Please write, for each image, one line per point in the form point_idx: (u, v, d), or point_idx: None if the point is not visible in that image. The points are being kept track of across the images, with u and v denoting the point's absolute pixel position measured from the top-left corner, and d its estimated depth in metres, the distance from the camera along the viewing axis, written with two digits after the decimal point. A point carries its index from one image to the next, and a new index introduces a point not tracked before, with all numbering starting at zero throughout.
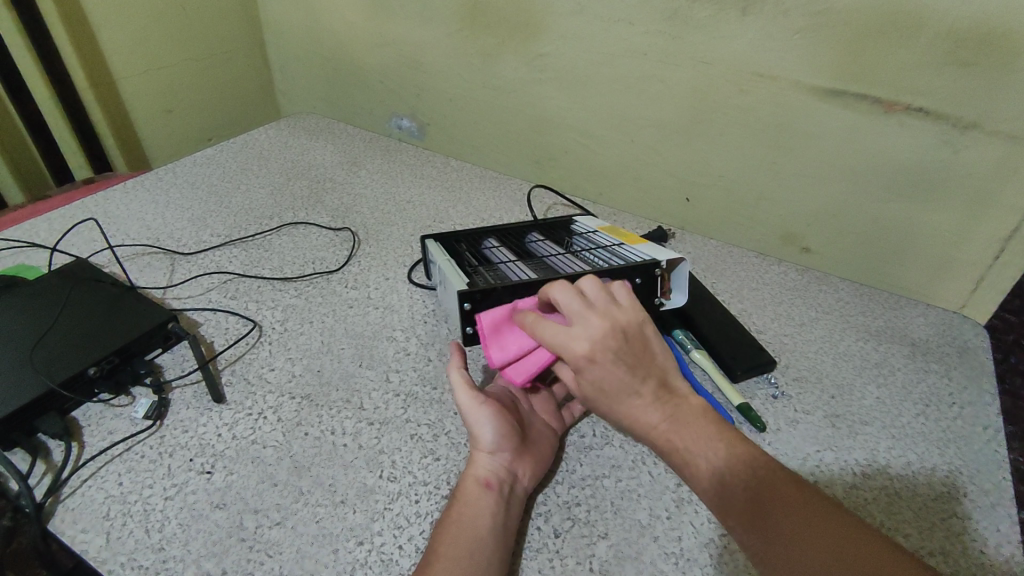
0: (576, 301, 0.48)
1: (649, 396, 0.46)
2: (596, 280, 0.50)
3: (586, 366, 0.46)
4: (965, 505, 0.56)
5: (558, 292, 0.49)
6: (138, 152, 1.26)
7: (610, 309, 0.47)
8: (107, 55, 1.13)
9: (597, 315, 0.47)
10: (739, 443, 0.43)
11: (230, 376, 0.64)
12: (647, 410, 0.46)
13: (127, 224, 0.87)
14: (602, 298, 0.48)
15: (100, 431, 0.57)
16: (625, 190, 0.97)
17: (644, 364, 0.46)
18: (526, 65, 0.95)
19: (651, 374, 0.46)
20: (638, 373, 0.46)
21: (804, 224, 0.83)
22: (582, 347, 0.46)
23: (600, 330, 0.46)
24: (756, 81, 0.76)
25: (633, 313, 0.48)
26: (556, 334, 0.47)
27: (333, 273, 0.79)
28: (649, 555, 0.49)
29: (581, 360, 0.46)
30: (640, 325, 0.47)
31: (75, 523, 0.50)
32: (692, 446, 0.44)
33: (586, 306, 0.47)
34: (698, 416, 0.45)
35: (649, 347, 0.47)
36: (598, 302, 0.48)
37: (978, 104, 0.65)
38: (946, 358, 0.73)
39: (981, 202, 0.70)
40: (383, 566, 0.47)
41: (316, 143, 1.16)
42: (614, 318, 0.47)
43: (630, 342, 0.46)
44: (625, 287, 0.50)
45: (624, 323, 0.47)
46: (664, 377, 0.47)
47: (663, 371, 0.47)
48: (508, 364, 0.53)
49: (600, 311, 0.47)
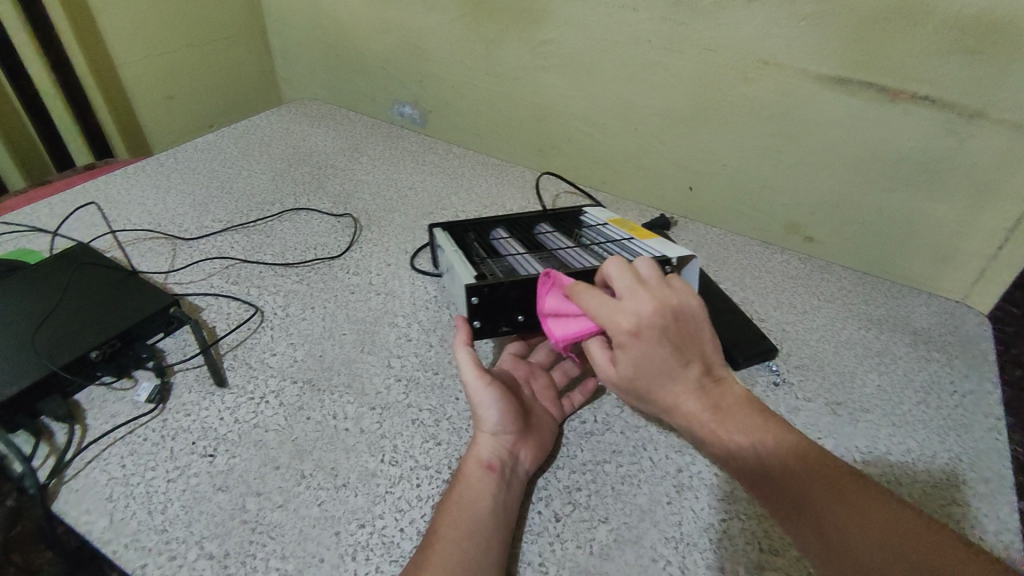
0: (627, 278, 0.47)
1: (692, 384, 0.44)
2: (652, 264, 0.49)
3: (626, 342, 0.44)
4: (965, 492, 0.56)
5: (612, 267, 0.48)
6: (140, 138, 1.26)
7: (660, 290, 0.46)
8: (107, 40, 1.12)
9: (646, 291, 0.45)
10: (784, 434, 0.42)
11: (232, 360, 0.64)
12: (687, 397, 0.44)
13: (128, 209, 0.87)
14: (653, 279, 0.47)
15: (103, 414, 0.58)
16: (628, 178, 0.97)
17: (689, 347, 0.45)
18: (529, 52, 0.94)
19: (697, 358, 0.45)
20: (682, 357, 0.44)
21: (807, 213, 0.83)
22: (624, 322, 0.44)
23: (649, 307, 0.44)
24: (760, 69, 0.76)
25: (684, 296, 0.46)
26: (602, 305, 0.46)
27: (335, 259, 0.79)
28: (648, 540, 0.50)
29: (621, 336, 0.44)
30: (688, 308, 0.45)
31: (79, 504, 0.50)
32: (740, 438, 0.42)
33: (638, 282, 0.46)
34: (746, 408, 0.44)
35: (698, 334, 0.45)
36: (650, 283, 0.47)
37: (985, 91, 0.64)
38: (948, 347, 0.73)
39: (986, 192, 0.69)
40: (385, 548, 0.48)
41: (318, 129, 1.15)
42: (663, 298, 0.45)
43: (676, 323, 0.45)
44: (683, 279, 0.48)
45: (674, 302, 0.45)
46: (709, 365, 0.45)
47: (709, 359, 0.45)
48: (552, 317, 0.51)
49: (650, 290, 0.46)
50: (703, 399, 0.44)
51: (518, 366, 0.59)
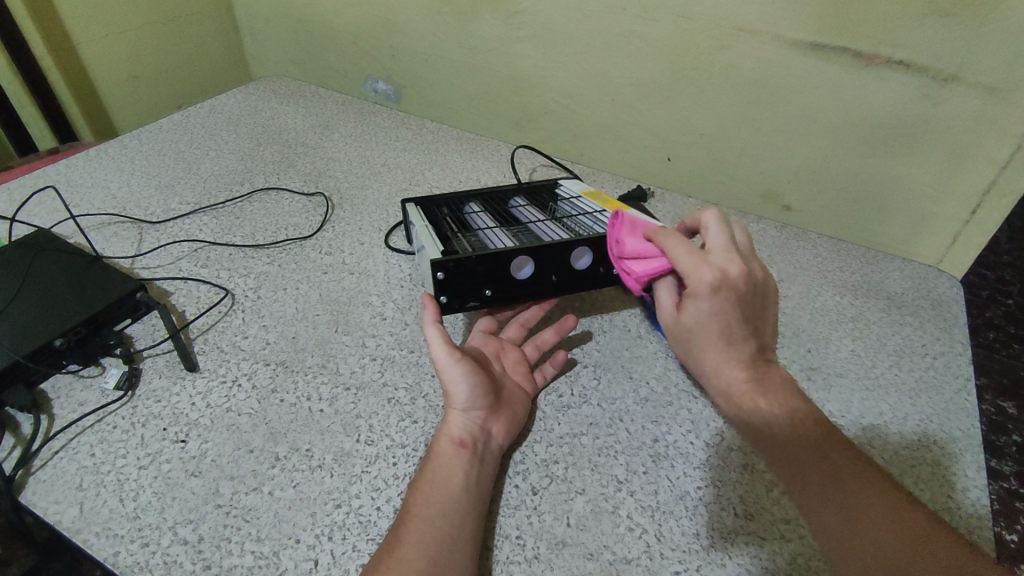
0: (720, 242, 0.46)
1: (740, 353, 0.44)
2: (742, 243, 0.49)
3: (701, 294, 0.43)
4: (936, 452, 0.57)
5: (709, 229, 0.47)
6: (105, 120, 1.21)
7: (746, 262, 0.46)
8: (64, 18, 1.07)
9: (739, 258, 0.45)
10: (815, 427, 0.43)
11: (202, 345, 0.62)
12: (734, 366, 0.45)
13: (91, 194, 0.84)
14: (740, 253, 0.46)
15: (70, 402, 0.56)
16: (605, 150, 0.95)
17: (754, 320, 0.45)
18: (503, 23, 0.92)
19: (752, 333, 0.45)
20: (744, 325, 0.44)
21: (785, 181, 0.83)
22: (709, 276, 0.43)
23: (736, 271, 0.44)
24: (737, 36, 0.74)
25: (764, 276, 0.46)
26: (688, 259, 0.45)
27: (307, 239, 0.77)
28: (625, 509, 0.50)
29: (699, 288, 0.43)
30: (763, 287, 0.45)
31: (48, 495, 0.49)
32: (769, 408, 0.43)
33: (728, 249, 0.45)
34: (783, 387, 0.44)
35: (764, 311, 0.46)
36: (739, 253, 0.46)
37: (960, 53, 0.64)
38: (921, 311, 0.74)
39: (961, 155, 0.69)
40: (362, 527, 0.47)
41: (287, 107, 1.12)
42: (749, 269, 0.45)
43: (753, 294, 0.44)
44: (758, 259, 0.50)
45: (756, 278, 0.45)
46: (763, 343, 0.45)
47: (766, 340, 0.45)
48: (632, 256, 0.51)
49: (740, 259, 0.45)
50: (749, 367, 0.45)
51: (488, 343, 0.59)
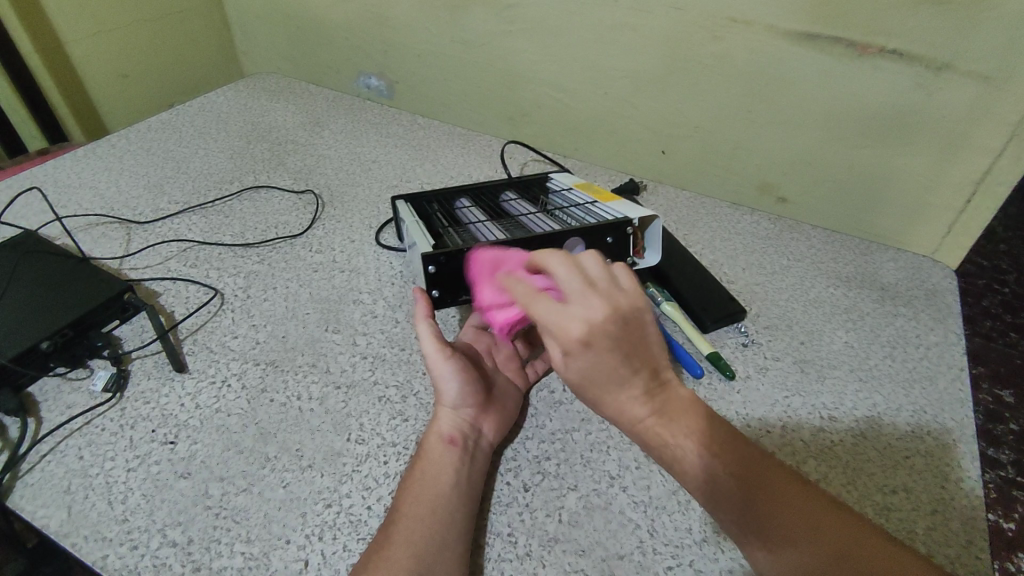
0: (575, 278, 0.41)
1: (638, 390, 0.41)
2: (597, 255, 0.44)
3: (575, 351, 0.39)
4: (930, 442, 0.57)
5: (555, 261, 0.42)
6: (94, 120, 1.20)
7: (610, 292, 0.41)
8: (51, 17, 1.06)
9: (599, 295, 0.40)
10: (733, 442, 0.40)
11: (191, 345, 0.62)
12: (636, 404, 0.41)
13: (79, 194, 0.83)
14: (601, 278, 0.42)
15: (57, 405, 0.56)
16: (598, 143, 0.95)
17: (640, 354, 0.40)
18: (494, 16, 0.91)
19: (640, 368, 0.40)
20: (633, 367, 0.40)
21: (778, 172, 0.82)
22: (575, 330, 0.39)
23: (601, 314, 0.39)
24: (730, 27, 0.74)
25: (636, 298, 0.41)
26: (550, 313, 0.40)
27: (297, 237, 0.77)
28: (618, 505, 0.50)
29: (571, 345, 0.39)
30: (640, 311, 0.41)
31: (35, 499, 0.49)
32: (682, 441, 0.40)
33: (586, 285, 0.41)
34: (688, 408, 0.41)
35: (647, 337, 0.41)
36: (599, 283, 0.41)
37: (954, 42, 0.63)
38: (915, 301, 0.73)
39: (954, 144, 0.69)
40: (353, 527, 0.47)
41: (278, 104, 1.11)
42: (614, 301, 0.40)
43: (629, 330, 0.40)
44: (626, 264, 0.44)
45: (625, 308, 0.40)
46: (657, 367, 0.41)
47: (658, 360, 0.41)
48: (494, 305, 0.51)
49: (600, 291, 0.41)
50: (650, 401, 0.41)
51: (479, 339, 0.59)
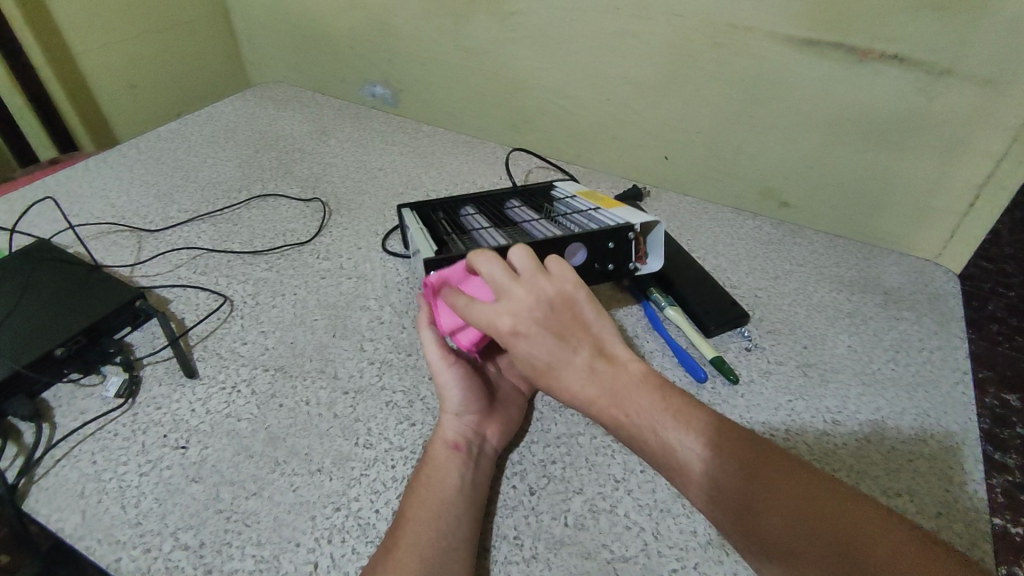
0: (500, 272, 0.46)
1: (583, 367, 0.43)
2: (528, 250, 0.47)
3: (510, 343, 0.44)
4: (933, 446, 0.57)
5: (482, 264, 0.46)
6: (104, 129, 1.22)
7: (535, 281, 0.45)
8: (62, 29, 1.08)
9: (522, 287, 0.45)
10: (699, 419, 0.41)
11: (202, 351, 0.63)
12: (584, 387, 0.43)
13: (91, 203, 0.84)
14: (527, 271, 0.45)
15: (71, 411, 0.57)
16: (602, 150, 0.96)
17: (576, 334, 0.44)
18: (497, 25, 0.92)
19: (581, 344, 0.44)
20: (567, 348, 0.43)
21: (782, 178, 0.83)
22: (505, 322, 0.44)
23: (526, 302, 0.44)
24: (731, 34, 0.75)
25: (562, 282, 0.45)
26: (483, 309, 0.45)
27: (304, 244, 0.78)
28: (622, 508, 0.50)
29: (509, 336, 0.43)
30: (567, 297, 0.45)
31: (50, 503, 0.50)
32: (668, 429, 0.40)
33: (510, 279, 0.45)
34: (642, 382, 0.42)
35: (582, 318, 0.45)
36: (525, 275, 0.45)
37: (954, 47, 0.64)
38: (918, 305, 0.74)
39: (956, 149, 0.69)
40: (361, 530, 0.48)
41: (284, 113, 1.13)
42: (540, 290, 0.45)
43: (556, 313, 0.44)
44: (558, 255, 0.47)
45: (551, 294, 0.44)
46: (601, 347, 0.44)
47: (600, 340, 0.44)
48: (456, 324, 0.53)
49: (524, 282, 0.45)
50: (602, 385, 0.43)
51: None
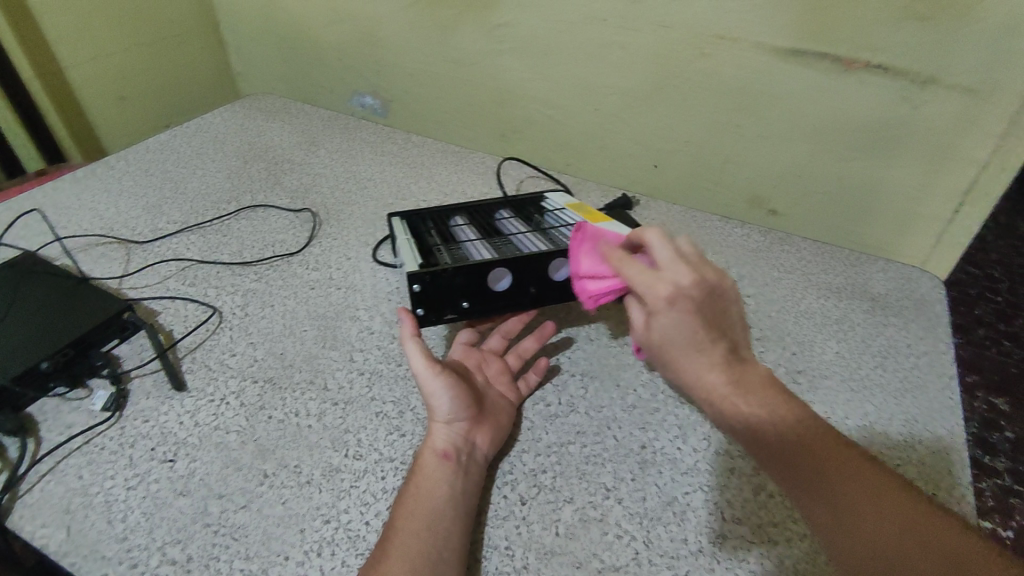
0: (667, 251, 0.44)
1: (716, 356, 0.41)
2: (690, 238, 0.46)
3: (660, 311, 0.42)
4: (920, 451, 0.58)
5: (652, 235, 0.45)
6: (92, 141, 1.22)
7: (699, 266, 0.43)
8: (51, 42, 1.08)
9: (687, 266, 0.42)
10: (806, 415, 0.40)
11: (190, 363, 0.63)
12: (711, 370, 0.42)
13: (78, 216, 0.84)
14: (693, 256, 0.44)
15: (57, 425, 0.56)
16: (591, 160, 0.96)
17: (720, 325, 0.42)
18: (486, 36, 0.93)
19: (722, 336, 0.42)
20: (711, 333, 0.42)
21: (769, 186, 0.84)
22: (663, 289, 0.42)
23: (687, 279, 0.42)
24: (718, 44, 0.76)
25: (721, 275, 0.44)
26: (640, 275, 0.43)
27: (294, 255, 0.78)
28: (613, 516, 0.50)
29: (658, 305, 0.42)
30: (724, 289, 0.43)
31: (35, 519, 0.49)
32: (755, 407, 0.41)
33: (676, 257, 0.43)
34: (763, 384, 0.41)
35: (728, 314, 0.43)
36: (690, 259, 0.44)
37: (938, 56, 0.65)
38: (904, 311, 0.74)
39: (940, 156, 0.71)
40: (351, 542, 0.47)
41: (274, 124, 1.13)
42: (701, 274, 0.43)
43: (710, 301, 0.42)
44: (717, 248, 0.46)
45: (715, 280, 0.43)
46: (736, 345, 0.43)
47: (735, 339, 0.43)
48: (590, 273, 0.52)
49: (690, 264, 0.43)
50: (727, 371, 0.41)
51: (469, 355, 0.59)
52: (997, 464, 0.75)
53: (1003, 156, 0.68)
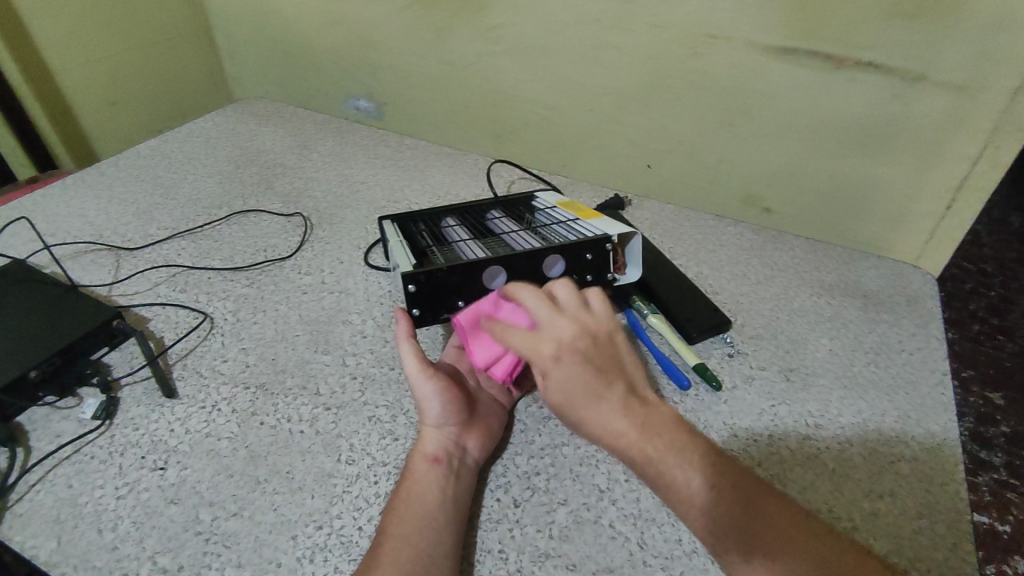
0: (546, 306, 0.49)
1: (619, 403, 0.44)
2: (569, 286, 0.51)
3: (550, 367, 0.45)
4: (915, 448, 0.58)
5: (527, 295, 0.50)
6: (84, 147, 1.21)
7: (579, 315, 0.49)
8: (42, 49, 1.08)
9: (566, 317, 0.48)
10: (722, 464, 0.42)
11: (181, 370, 0.62)
12: (617, 417, 0.44)
13: (68, 223, 0.83)
14: (572, 307, 0.49)
15: (47, 434, 0.56)
16: (585, 160, 0.96)
17: (614, 372, 0.46)
18: (478, 37, 0.93)
19: (618, 384, 0.45)
20: (604, 380, 0.45)
21: (762, 185, 0.84)
22: (547, 346, 0.46)
23: (569, 331, 0.47)
24: (709, 43, 0.76)
25: (603, 322, 0.49)
26: (526, 338, 0.47)
27: (286, 259, 0.77)
28: (607, 518, 0.50)
29: (547, 360, 0.46)
30: (607, 333, 0.48)
31: (24, 529, 0.49)
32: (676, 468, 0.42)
33: (554, 313, 0.48)
34: (673, 426, 0.43)
35: (619, 357, 0.47)
36: (567, 310, 0.49)
37: (927, 53, 0.65)
38: (897, 307, 0.75)
39: (931, 152, 0.71)
40: (343, 548, 0.47)
41: (266, 128, 1.12)
42: (583, 323, 0.48)
43: (596, 347, 0.47)
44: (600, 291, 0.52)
45: (594, 328, 0.48)
46: (636, 389, 0.46)
47: (633, 381, 0.46)
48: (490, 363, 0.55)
49: (570, 315, 0.49)
50: (631, 414, 0.44)
51: (462, 359, 0.59)
52: (994, 459, 0.75)
53: (995, 151, 0.68)
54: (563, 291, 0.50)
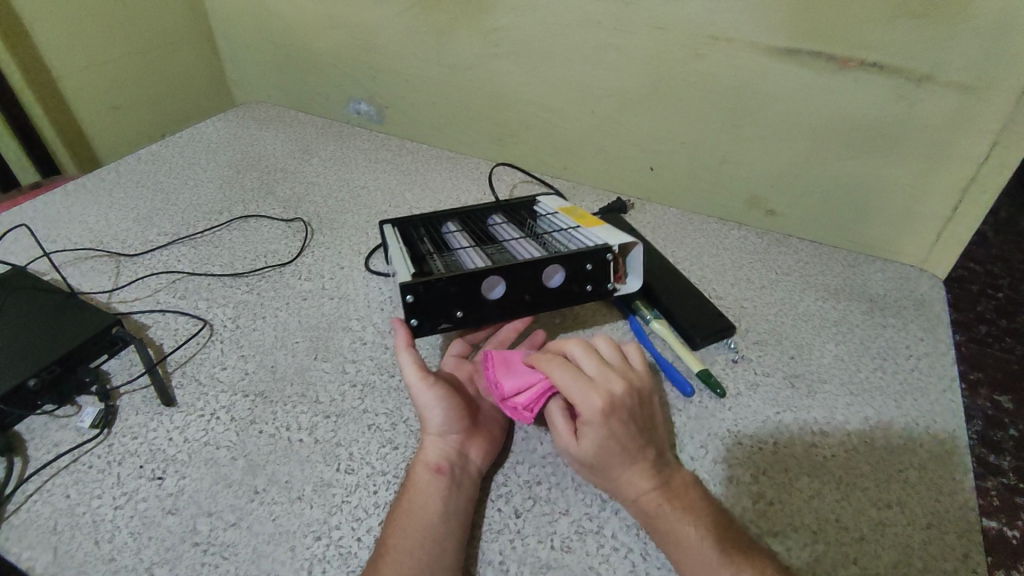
0: (597, 361, 0.51)
1: (645, 466, 0.48)
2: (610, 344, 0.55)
3: (596, 421, 0.47)
4: (922, 456, 0.57)
5: (578, 349, 0.52)
6: (87, 153, 1.21)
7: (626, 373, 0.51)
8: (46, 54, 1.07)
9: (617, 374, 0.50)
10: (726, 527, 0.46)
11: (181, 378, 0.62)
12: (643, 476, 0.47)
13: (69, 229, 0.83)
14: (619, 364, 0.52)
15: (45, 444, 0.55)
16: (588, 163, 0.96)
17: (647, 432, 0.49)
18: (480, 41, 0.92)
19: (649, 446, 0.48)
20: (640, 442, 0.48)
21: (768, 187, 0.83)
22: (598, 400, 0.47)
23: (621, 388, 0.49)
24: (713, 45, 0.75)
25: (644, 382, 0.52)
26: (577, 385, 0.48)
27: (285, 265, 0.77)
28: (610, 528, 0.49)
29: (593, 414, 0.47)
30: (647, 395, 0.51)
31: (20, 541, 0.48)
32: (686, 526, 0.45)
33: (604, 366, 0.50)
34: (688, 489, 0.48)
35: (653, 418, 0.51)
36: (615, 367, 0.51)
37: (933, 54, 0.64)
38: (903, 311, 0.74)
39: (938, 154, 0.70)
40: (342, 560, 0.47)
41: (267, 133, 1.12)
42: (630, 382, 0.51)
43: (638, 408, 0.49)
44: (638, 352, 0.56)
45: (639, 387, 0.51)
46: (660, 451, 0.50)
47: (660, 443, 0.50)
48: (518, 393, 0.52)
49: (619, 371, 0.51)
50: (655, 475, 0.48)
51: (461, 367, 0.59)
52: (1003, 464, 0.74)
53: (1002, 153, 0.66)
54: (605, 349, 0.54)
